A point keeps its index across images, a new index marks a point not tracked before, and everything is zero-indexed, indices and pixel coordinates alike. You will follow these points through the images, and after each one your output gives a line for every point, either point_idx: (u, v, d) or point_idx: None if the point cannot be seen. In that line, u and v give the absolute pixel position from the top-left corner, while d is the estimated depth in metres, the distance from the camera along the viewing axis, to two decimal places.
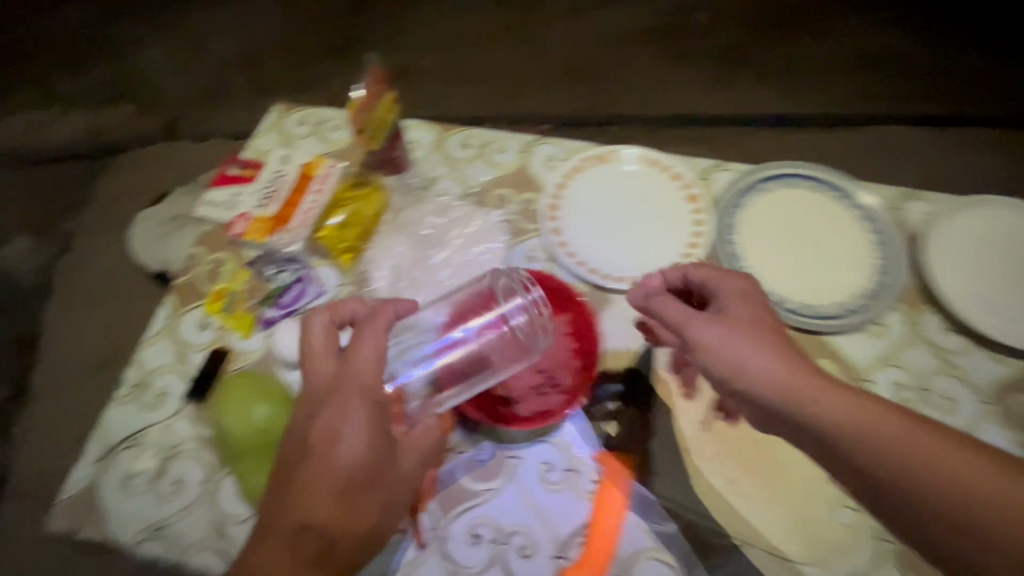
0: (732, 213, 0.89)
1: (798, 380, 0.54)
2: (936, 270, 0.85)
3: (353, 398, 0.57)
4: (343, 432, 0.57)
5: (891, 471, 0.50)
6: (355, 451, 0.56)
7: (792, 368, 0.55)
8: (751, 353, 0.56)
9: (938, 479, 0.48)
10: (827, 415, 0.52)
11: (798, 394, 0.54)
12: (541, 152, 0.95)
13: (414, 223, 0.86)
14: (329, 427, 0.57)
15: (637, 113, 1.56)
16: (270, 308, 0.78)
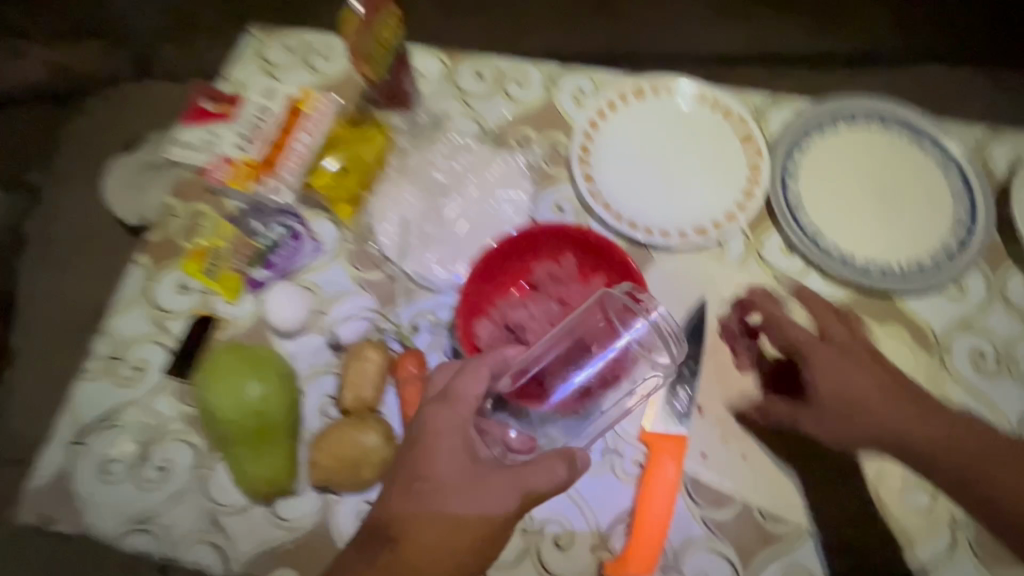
0: (793, 157, 0.77)
1: (849, 378, 0.60)
2: None
3: (465, 433, 0.54)
4: (448, 467, 0.53)
5: (930, 449, 0.59)
6: (458, 475, 0.53)
7: (850, 366, 0.61)
8: (867, 394, 0.60)
9: (998, 477, 0.58)
10: (914, 439, 0.59)
11: (845, 387, 0.60)
12: (569, 86, 0.83)
13: (424, 168, 0.76)
14: (434, 463, 0.53)
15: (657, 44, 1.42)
16: (259, 268, 0.72)
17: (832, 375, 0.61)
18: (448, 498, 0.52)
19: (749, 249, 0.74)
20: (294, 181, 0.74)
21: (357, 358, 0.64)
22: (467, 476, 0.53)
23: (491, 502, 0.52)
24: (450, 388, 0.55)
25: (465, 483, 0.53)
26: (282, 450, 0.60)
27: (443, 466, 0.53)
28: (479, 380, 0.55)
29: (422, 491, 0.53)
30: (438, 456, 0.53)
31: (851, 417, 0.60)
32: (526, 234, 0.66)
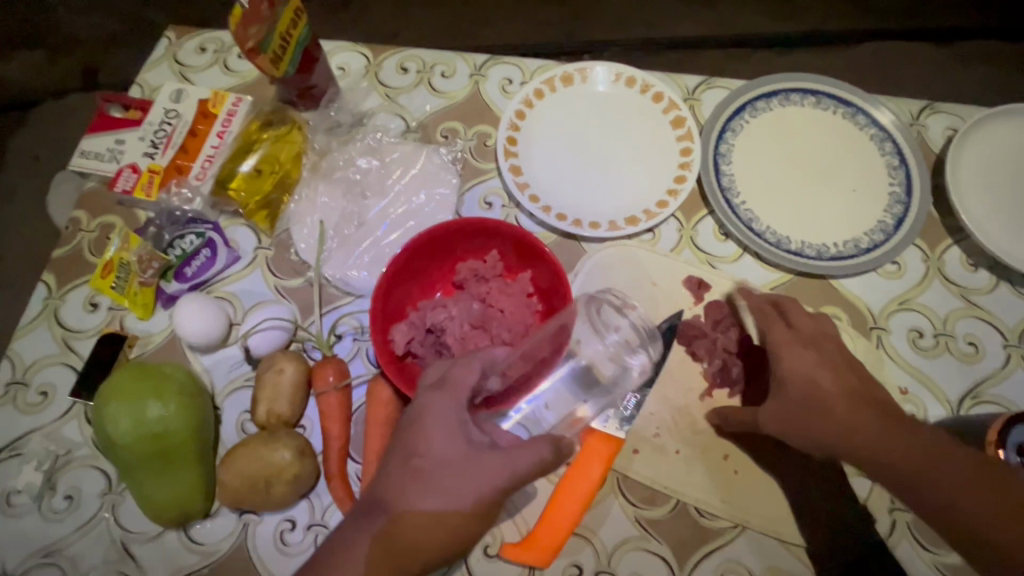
0: (724, 140, 0.75)
1: (822, 398, 0.53)
2: (964, 192, 0.71)
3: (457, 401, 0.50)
4: (442, 452, 0.48)
5: (888, 472, 0.50)
6: (446, 454, 0.48)
7: (808, 360, 0.55)
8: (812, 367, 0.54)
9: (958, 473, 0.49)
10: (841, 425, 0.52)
11: (808, 411, 0.53)
12: (496, 76, 0.80)
13: (342, 167, 0.73)
14: (431, 442, 0.49)
15: (610, 19, 1.34)
16: (171, 281, 0.68)
17: (806, 385, 0.54)
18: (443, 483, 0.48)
19: (682, 237, 0.72)
20: (207, 188, 0.71)
21: (271, 370, 0.61)
22: (461, 459, 0.48)
23: (484, 488, 0.48)
24: (449, 374, 0.51)
25: (456, 468, 0.48)
26: (190, 471, 0.56)
27: (439, 453, 0.48)
28: (474, 368, 0.51)
29: (414, 479, 0.48)
30: (429, 450, 0.49)
31: (804, 418, 0.53)
32: (443, 230, 0.63)
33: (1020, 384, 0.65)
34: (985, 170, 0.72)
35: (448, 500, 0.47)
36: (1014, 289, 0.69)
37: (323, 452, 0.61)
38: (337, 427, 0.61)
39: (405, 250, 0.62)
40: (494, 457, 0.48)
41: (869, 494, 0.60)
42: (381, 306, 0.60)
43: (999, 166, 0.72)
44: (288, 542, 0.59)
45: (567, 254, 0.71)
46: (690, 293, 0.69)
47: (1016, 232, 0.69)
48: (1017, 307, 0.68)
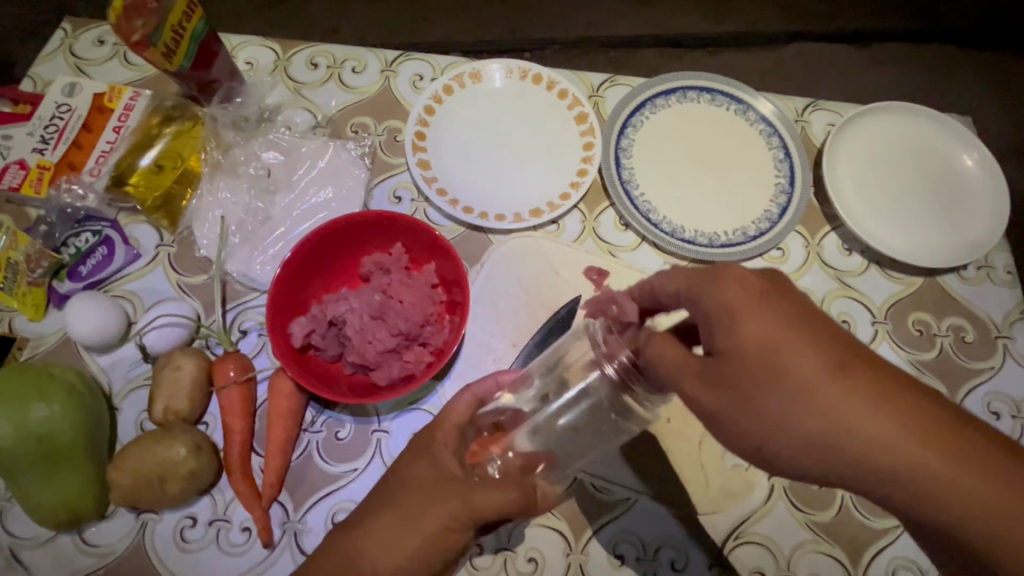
0: (625, 135, 0.79)
1: (717, 367, 0.40)
2: (837, 181, 0.77)
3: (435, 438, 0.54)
4: (415, 474, 0.53)
5: (790, 437, 0.39)
6: (422, 476, 0.53)
7: (721, 312, 0.41)
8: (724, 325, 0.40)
9: (884, 456, 0.37)
10: (723, 396, 0.40)
11: (722, 375, 0.40)
12: (407, 72, 0.81)
13: (248, 162, 0.73)
14: (407, 469, 0.54)
15: (541, 16, 1.36)
16: (65, 280, 0.67)
17: (746, 352, 0.39)
18: (403, 520, 0.51)
19: (585, 227, 0.75)
20: (101, 184, 0.68)
21: (168, 367, 0.60)
22: (423, 497, 0.52)
23: (444, 513, 0.50)
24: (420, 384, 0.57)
25: (415, 502, 0.52)
26: (80, 471, 0.55)
27: (408, 492, 0.52)
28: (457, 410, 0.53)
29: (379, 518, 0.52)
30: (398, 497, 0.53)
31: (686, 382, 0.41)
32: (344, 224, 0.64)
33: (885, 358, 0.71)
34: (858, 163, 0.79)
35: (396, 537, 0.51)
36: (883, 272, 0.75)
37: (225, 448, 0.61)
38: (238, 422, 0.61)
39: (304, 244, 0.62)
40: (453, 493, 0.51)
41: None
42: (280, 297, 0.61)
43: (871, 158, 0.79)
44: (188, 539, 0.59)
45: (475, 246, 0.73)
46: (591, 281, 0.72)
47: (883, 220, 0.76)
48: (885, 288, 0.75)
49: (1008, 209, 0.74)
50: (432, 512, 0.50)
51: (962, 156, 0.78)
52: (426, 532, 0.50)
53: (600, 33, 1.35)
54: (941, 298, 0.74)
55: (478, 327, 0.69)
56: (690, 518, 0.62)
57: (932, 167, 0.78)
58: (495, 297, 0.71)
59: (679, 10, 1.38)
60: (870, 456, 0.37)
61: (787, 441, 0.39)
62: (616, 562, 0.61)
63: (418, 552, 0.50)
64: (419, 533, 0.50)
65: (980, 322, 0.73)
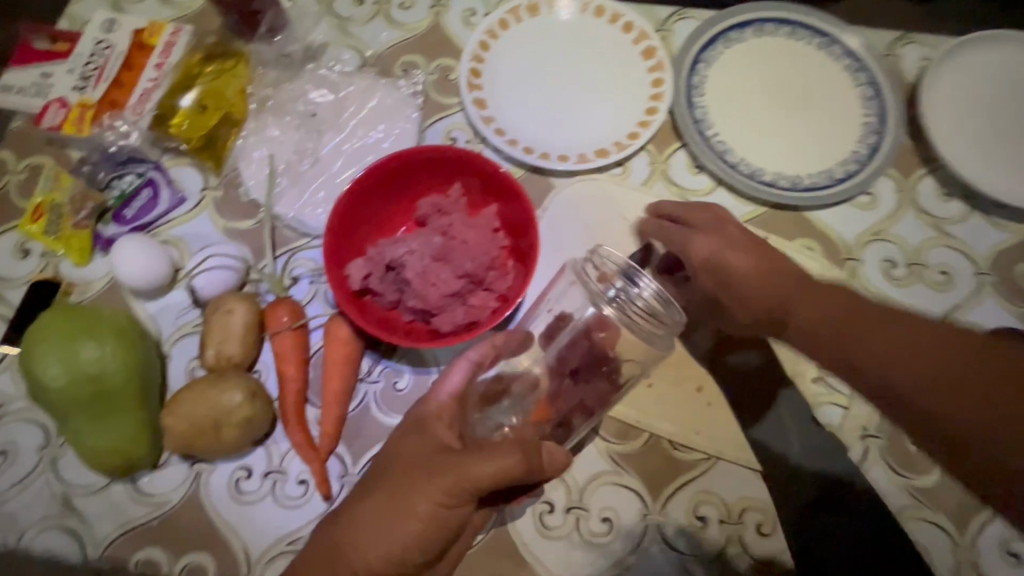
0: (696, 71, 0.72)
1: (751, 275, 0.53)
2: (935, 119, 0.70)
3: (430, 407, 0.51)
4: (407, 446, 0.50)
5: (875, 365, 0.45)
6: (413, 443, 0.50)
7: (716, 249, 0.55)
8: (732, 261, 0.54)
9: (906, 376, 0.44)
10: (804, 321, 0.49)
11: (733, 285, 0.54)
12: (459, 6, 0.76)
13: (294, 101, 0.68)
14: (400, 441, 0.51)
15: None
16: (109, 224, 0.63)
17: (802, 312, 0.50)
18: (392, 501, 0.47)
19: (654, 170, 0.69)
20: (144, 123, 0.65)
21: (219, 311, 0.57)
22: (415, 473, 0.47)
23: (428, 494, 0.46)
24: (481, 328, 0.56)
25: (404, 482, 0.47)
26: (133, 417, 0.52)
27: (396, 471, 0.48)
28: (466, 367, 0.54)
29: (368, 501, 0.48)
30: (391, 475, 0.48)
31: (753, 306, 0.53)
32: (402, 160, 0.59)
33: (991, 311, 0.64)
34: (956, 100, 0.71)
35: (388, 523, 0.46)
36: (987, 219, 0.68)
37: (279, 396, 0.57)
38: (293, 370, 0.57)
39: (358, 182, 0.58)
40: (447, 466, 0.46)
41: (841, 421, 0.59)
42: (335, 237, 0.57)
43: (974, 93, 0.71)
44: (243, 491, 0.56)
45: (536, 190, 0.68)
46: None
47: (986, 161, 0.69)
48: (989, 237, 0.67)
49: None
50: (423, 490, 0.46)
51: None
52: (423, 515, 0.46)
53: None
54: None
55: (541, 275, 0.65)
56: (778, 480, 0.57)
57: None
58: (559, 244, 0.66)
59: None
60: (930, 391, 0.43)
61: (881, 370, 0.45)
62: (697, 525, 0.56)
63: (416, 536, 0.46)
64: (412, 518, 0.46)
65: None
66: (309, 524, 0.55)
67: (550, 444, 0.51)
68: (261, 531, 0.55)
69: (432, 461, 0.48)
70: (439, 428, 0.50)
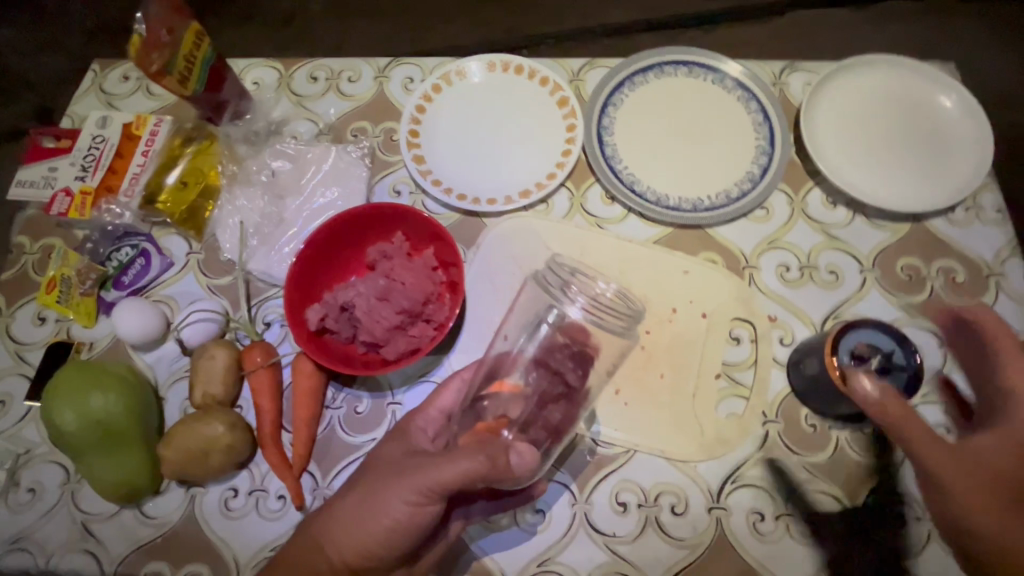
0: (606, 113, 0.83)
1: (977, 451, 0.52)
2: (816, 139, 0.79)
3: (410, 426, 0.64)
4: (384, 454, 0.61)
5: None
6: (393, 453, 0.61)
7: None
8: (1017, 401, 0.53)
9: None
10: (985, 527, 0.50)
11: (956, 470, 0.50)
12: (399, 76, 0.87)
13: (259, 172, 0.80)
14: (383, 449, 0.62)
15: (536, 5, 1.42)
16: (111, 289, 0.75)
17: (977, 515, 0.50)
18: (368, 499, 0.57)
19: (573, 204, 0.80)
20: (135, 204, 0.77)
21: (204, 357, 0.68)
22: (387, 480, 0.57)
23: (399, 496, 0.56)
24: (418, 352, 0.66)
25: (379, 488, 0.57)
26: (135, 452, 0.63)
27: (375, 475, 0.59)
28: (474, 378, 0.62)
29: (346, 503, 0.58)
30: (366, 480, 0.59)
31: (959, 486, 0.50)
32: (350, 218, 0.70)
33: (876, 303, 0.73)
34: (836, 119, 0.80)
35: (367, 523, 0.56)
36: (870, 222, 0.77)
37: (257, 426, 0.67)
38: (268, 402, 0.68)
39: (311, 239, 0.68)
40: (415, 470, 0.56)
41: (743, 410, 0.68)
42: (295, 288, 0.67)
43: (851, 112, 0.80)
44: (231, 508, 0.66)
45: (471, 230, 0.79)
46: (580, 254, 0.77)
47: (864, 170, 0.78)
48: (872, 237, 0.76)
49: (991, 148, 0.75)
50: (394, 496, 0.56)
51: (944, 101, 0.79)
52: (396, 517, 0.56)
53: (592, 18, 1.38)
54: (930, 242, 0.75)
55: (477, 302, 0.74)
56: (687, 466, 0.66)
57: (912, 115, 0.79)
58: (493, 274, 0.76)
59: None
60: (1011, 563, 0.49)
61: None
62: (619, 510, 0.65)
63: (389, 534, 0.56)
64: (387, 518, 0.56)
65: (971, 262, 0.74)
66: (286, 534, 0.65)
67: (518, 446, 0.54)
68: (248, 541, 0.64)
69: (404, 468, 0.57)
70: (420, 437, 0.63)
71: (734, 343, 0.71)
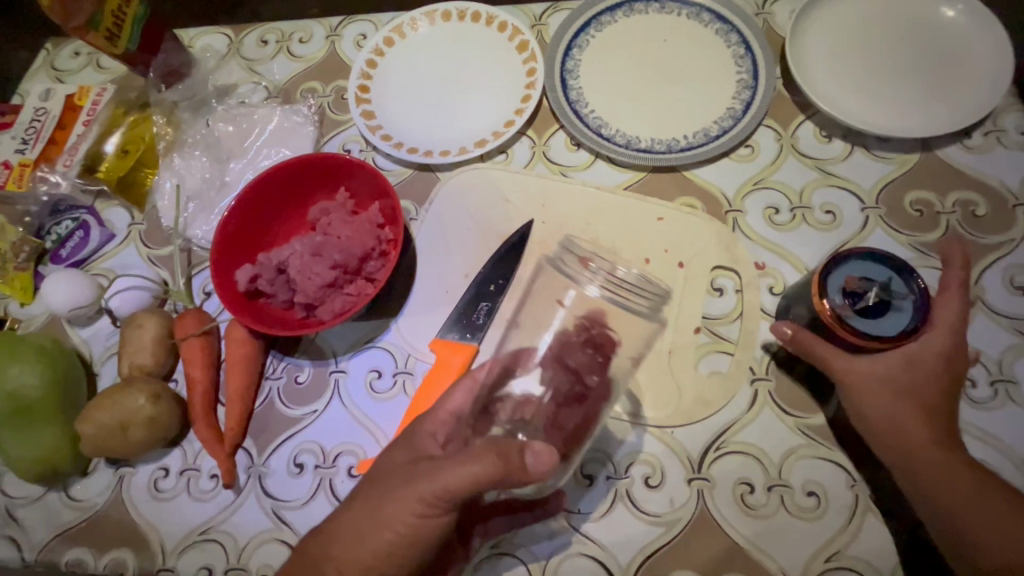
0: (570, 55, 0.76)
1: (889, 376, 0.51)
2: (805, 66, 0.71)
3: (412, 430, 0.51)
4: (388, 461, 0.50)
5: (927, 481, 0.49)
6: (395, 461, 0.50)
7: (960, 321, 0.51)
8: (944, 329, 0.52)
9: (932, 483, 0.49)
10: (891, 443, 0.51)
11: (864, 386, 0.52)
12: (351, 33, 0.82)
13: (203, 137, 0.76)
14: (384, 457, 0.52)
15: None
16: (48, 263, 0.72)
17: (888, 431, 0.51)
18: (373, 515, 0.48)
19: (535, 153, 0.73)
20: (73, 173, 0.73)
21: (132, 326, 0.63)
22: (388, 490, 0.48)
23: (406, 511, 0.46)
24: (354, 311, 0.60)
25: (381, 499, 0.48)
26: (55, 428, 0.58)
27: (378, 485, 0.49)
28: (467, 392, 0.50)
29: (351, 517, 0.49)
30: (366, 491, 0.49)
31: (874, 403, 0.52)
32: (285, 170, 0.64)
33: (881, 243, 0.64)
34: (827, 43, 0.71)
35: (367, 541, 0.47)
36: (872, 154, 0.68)
37: (188, 400, 0.62)
38: (200, 372, 0.62)
39: (241, 194, 0.63)
40: (420, 476, 0.47)
41: (728, 368, 0.60)
42: (223, 248, 0.62)
43: (845, 35, 0.71)
44: (161, 489, 0.60)
45: (424, 185, 0.72)
46: (543, 205, 0.69)
47: (862, 97, 0.68)
48: (874, 171, 0.67)
49: (1009, 61, 0.65)
50: (399, 506, 0.47)
51: (951, 15, 0.69)
52: (401, 531, 0.47)
53: None
54: (944, 172, 0.65)
55: (428, 260, 0.68)
56: (664, 432, 0.58)
57: (915, 32, 0.70)
58: (447, 230, 0.69)
59: None
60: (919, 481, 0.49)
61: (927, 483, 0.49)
62: (586, 483, 0.57)
63: (396, 551, 0.47)
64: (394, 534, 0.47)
65: (993, 192, 0.64)
66: (218, 515, 0.59)
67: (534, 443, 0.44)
68: (177, 523, 0.59)
69: (408, 474, 0.48)
70: (428, 442, 0.49)
71: (717, 294, 0.63)
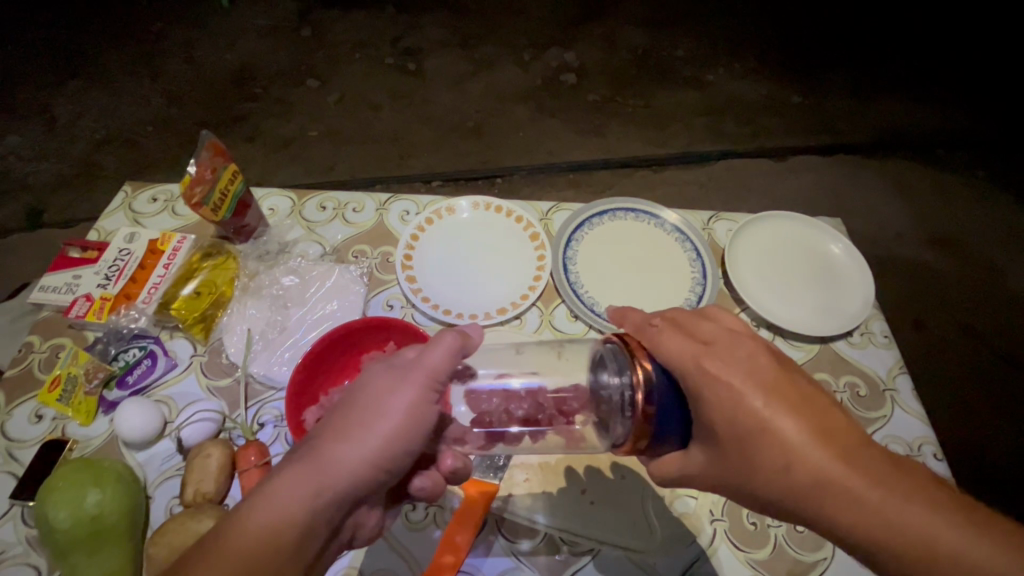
0: (570, 246, 0.99)
1: None
2: (739, 273, 0.97)
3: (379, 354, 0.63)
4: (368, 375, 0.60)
5: None
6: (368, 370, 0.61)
7: None
8: None
9: None
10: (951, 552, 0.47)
11: None
12: (396, 209, 1.03)
13: (267, 285, 0.91)
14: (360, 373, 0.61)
15: (516, 166, 1.89)
16: (114, 389, 0.81)
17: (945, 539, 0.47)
18: (370, 407, 0.56)
19: (542, 320, 0.93)
20: (151, 309, 0.86)
21: (200, 455, 0.73)
22: (388, 388, 0.57)
23: (405, 400, 0.57)
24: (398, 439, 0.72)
25: (384, 395, 0.57)
26: (121, 548, 0.66)
27: (371, 388, 0.58)
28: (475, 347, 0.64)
29: (349, 417, 0.56)
30: (364, 398, 0.57)
31: None
32: (333, 336, 0.80)
33: None
34: (752, 257, 1.00)
35: (375, 427, 0.55)
36: (788, 342, 0.93)
37: None
38: None
39: (312, 346, 0.78)
40: (413, 370, 0.58)
41: (694, 509, 0.76)
42: (295, 407, 0.75)
43: (764, 253, 1.00)
44: None
45: None
46: None
47: (777, 300, 0.95)
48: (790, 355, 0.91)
49: (870, 287, 0.96)
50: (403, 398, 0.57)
51: (832, 247, 1.01)
52: (400, 418, 0.56)
53: (548, 181, 1.87)
54: (838, 361, 0.91)
55: None
56: (647, 562, 0.72)
57: (809, 256, 1.00)
58: None
59: (605, 167, 1.91)
60: None
61: None
62: None
63: (403, 436, 0.56)
64: (393, 419, 0.55)
65: (870, 378, 0.89)
66: None
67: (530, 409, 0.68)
68: None
69: (398, 372, 0.58)
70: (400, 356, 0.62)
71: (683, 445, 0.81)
